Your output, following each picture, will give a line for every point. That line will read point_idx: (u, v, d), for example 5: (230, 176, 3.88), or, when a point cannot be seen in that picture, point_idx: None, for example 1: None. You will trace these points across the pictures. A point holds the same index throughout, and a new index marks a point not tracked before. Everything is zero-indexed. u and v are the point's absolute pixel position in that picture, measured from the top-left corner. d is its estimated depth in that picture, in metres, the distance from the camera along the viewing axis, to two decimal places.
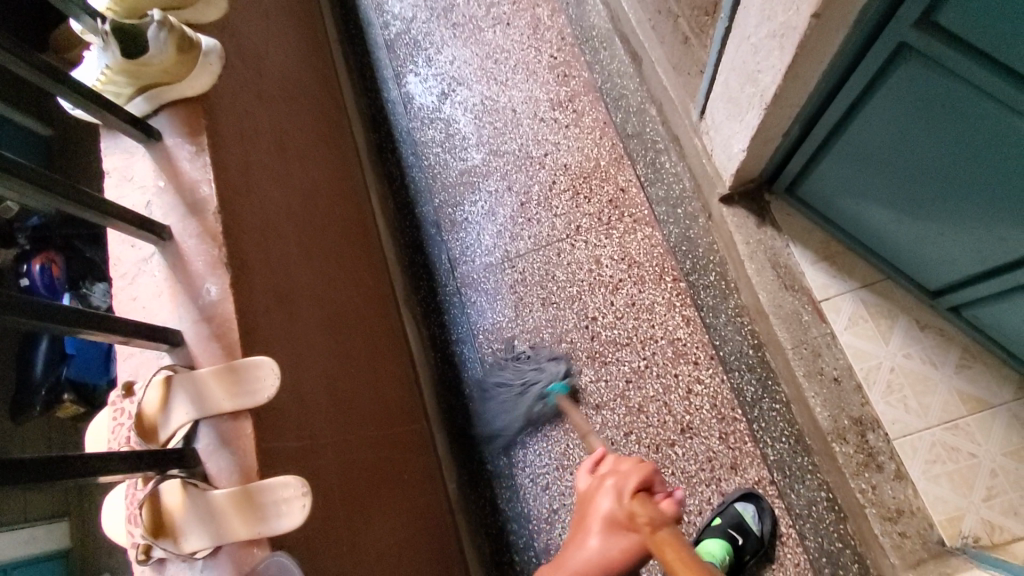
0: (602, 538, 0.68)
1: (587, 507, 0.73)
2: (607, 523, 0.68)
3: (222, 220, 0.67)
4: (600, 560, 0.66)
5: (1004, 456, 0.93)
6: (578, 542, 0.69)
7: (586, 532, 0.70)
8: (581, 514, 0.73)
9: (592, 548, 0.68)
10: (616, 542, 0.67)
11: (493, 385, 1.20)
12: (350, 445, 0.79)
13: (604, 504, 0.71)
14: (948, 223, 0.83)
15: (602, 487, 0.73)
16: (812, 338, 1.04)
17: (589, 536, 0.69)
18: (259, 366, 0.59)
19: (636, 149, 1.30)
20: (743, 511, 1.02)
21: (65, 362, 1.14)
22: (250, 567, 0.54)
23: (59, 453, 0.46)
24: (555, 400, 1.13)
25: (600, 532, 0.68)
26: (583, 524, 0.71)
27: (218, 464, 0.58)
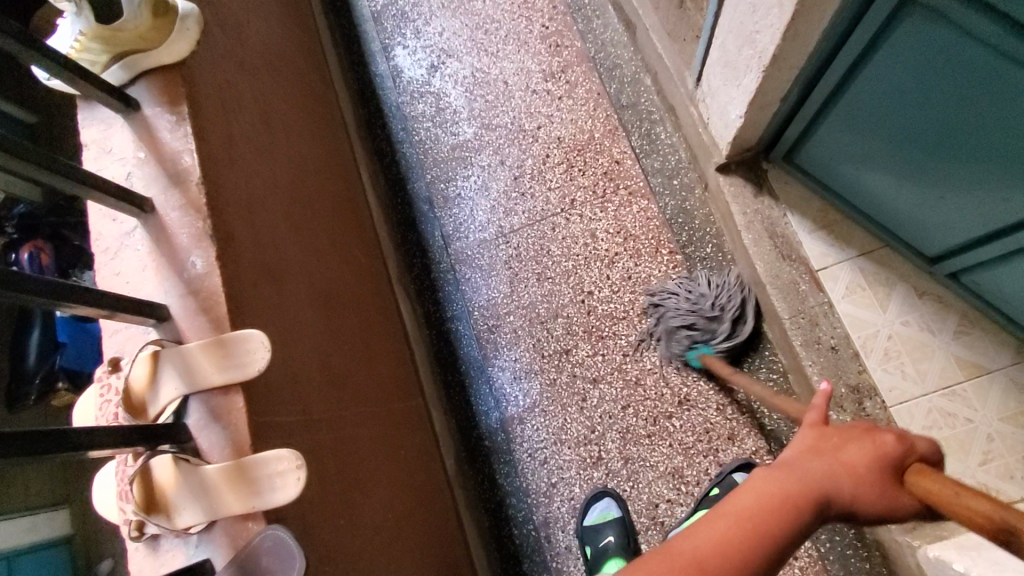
0: (871, 460, 0.55)
1: (852, 433, 0.59)
2: (879, 451, 0.56)
3: (205, 191, 0.65)
4: (851, 479, 0.55)
5: (1001, 421, 0.94)
6: (822, 454, 0.57)
7: (844, 454, 0.56)
8: (823, 437, 0.59)
9: (853, 462, 0.56)
10: (886, 475, 0.55)
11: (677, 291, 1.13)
12: (345, 421, 0.79)
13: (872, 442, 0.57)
14: (949, 186, 0.82)
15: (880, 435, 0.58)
16: (810, 307, 1.03)
17: (849, 454, 0.56)
18: (249, 339, 0.57)
19: (631, 120, 1.27)
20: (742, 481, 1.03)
21: (58, 352, 1.12)
22: (245, 541, 0.54)
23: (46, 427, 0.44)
24: (699, 360, 1.07)
25: (868, 454, 0.56)
26: (835, 445, 0.58)
27: (210, 439, 0.57)
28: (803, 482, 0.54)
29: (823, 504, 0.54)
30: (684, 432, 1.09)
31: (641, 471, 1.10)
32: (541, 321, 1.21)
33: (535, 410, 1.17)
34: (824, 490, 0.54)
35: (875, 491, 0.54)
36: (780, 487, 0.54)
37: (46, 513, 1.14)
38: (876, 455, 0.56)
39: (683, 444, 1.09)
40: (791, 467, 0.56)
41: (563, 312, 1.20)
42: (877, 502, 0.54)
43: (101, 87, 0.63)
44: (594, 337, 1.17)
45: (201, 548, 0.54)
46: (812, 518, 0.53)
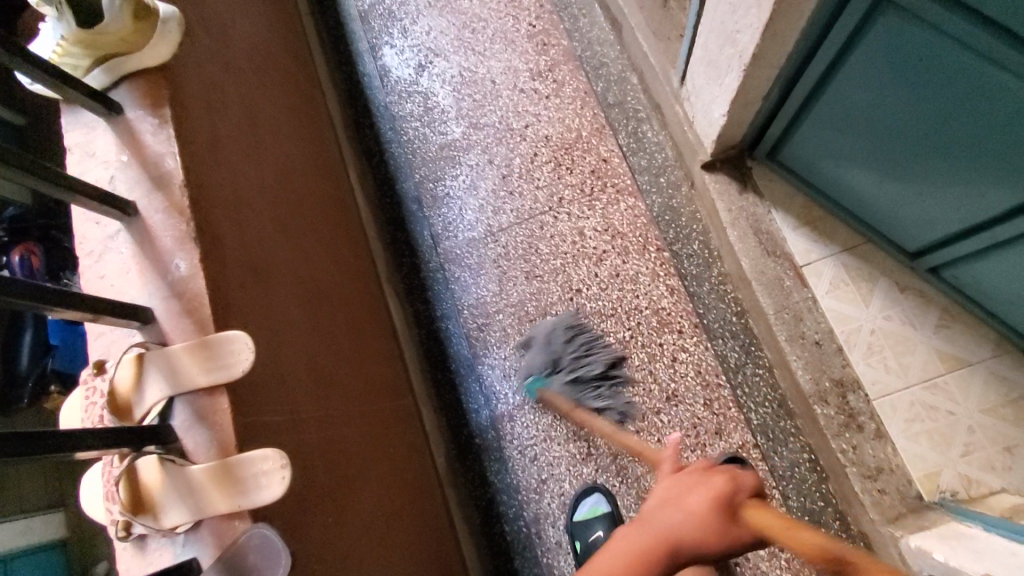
0: (708, 503, 0.59)
1: (698, 477, 0.63)
2: (716, 491, 0.60)
3: (189, 193, 0.65)
4: (694, 528, 0.58)
5: (981, 413, 0.95)
6: (670, 505, 0.61)
7: (687, 505, 0.60)
8: (675, 485, 0.64)
9: (693, 509, 0.59)
10: (723, 515, 0.58)
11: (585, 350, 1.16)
12: (333, 421, 0.79)
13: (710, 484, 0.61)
14: (929, 182, 0.83)
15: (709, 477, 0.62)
16: (794, 303, 1.04)
17: (690, 502, 0.60)
18: (233, 340, 0.58)
19: (618, 118, 1.28)
20: None
21: (50, 354, 1.13)
22: (232, 540, 0.54)
23: (32, 429, 0.45)
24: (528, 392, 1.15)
25: (707, 496, 0.59)
26: (682, 494, 0.62)
27: (196, 439, 0.58)
28: (653, 536, 0.60)
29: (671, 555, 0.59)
30: (673, 427, 1.10)
31: (630, 467, 1.11)
32: (530, 319, 1.22)
33: (525, 408, 1.18)
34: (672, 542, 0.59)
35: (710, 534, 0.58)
36: (637, 542, 0.60)
37: (44, 515, 1.15)
38: (712, 499, 0.59)
39: (673, 439, 1.09)
40: (646, 523, 0.61)
41: (551, 310, 1.21)
42: (717, 543, 0.58)
43: (83, 91, 0.64)
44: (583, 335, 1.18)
45: (189, 547, 0.55)
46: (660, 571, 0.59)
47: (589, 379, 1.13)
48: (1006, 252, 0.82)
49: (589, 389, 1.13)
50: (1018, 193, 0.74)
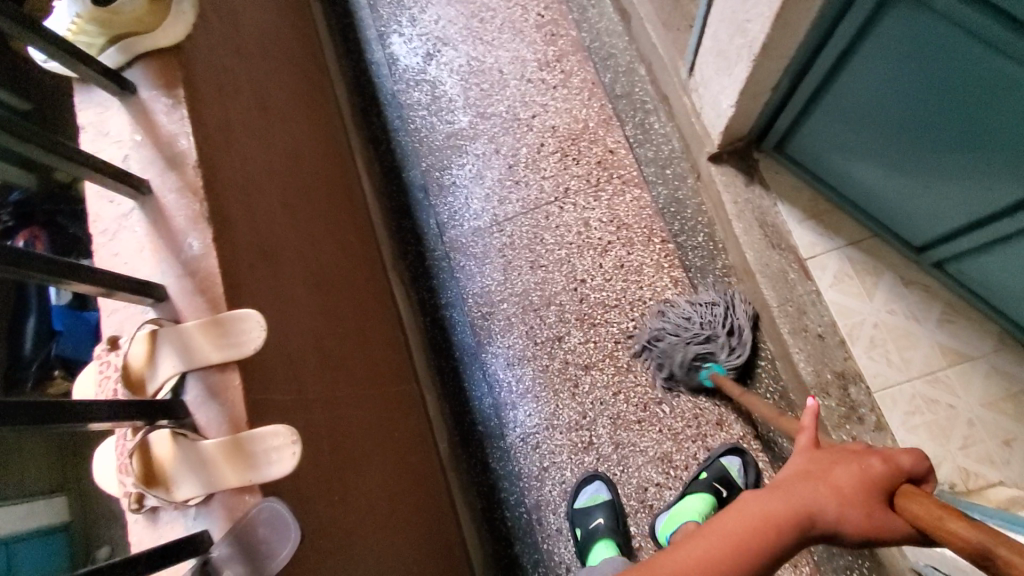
0: (857, 485, 0.54)
1: (844, 453, 0.58)
2: (867, 476, 0.55)
3: (202, 173, 0.66)
4: (837, 501, 0.54)
5: (982, 407, 0.95)
6: (816, 481, 0.56)
7: (836, 464, 0.57)
8: (815, 459, 0.59)
9: (841, 484, 0.55)
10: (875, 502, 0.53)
11: (706, 305, 1.12)
12: (339, 404, 0.80)
13: (868, 465, 0.55)
14: (936, 175, 0.83)
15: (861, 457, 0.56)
16: (798, 295, 1.04)
17: (835, 479, 0.55)
18: (246, 318, 0.59)
19: (625, 109, 1.29)
20: (729, 465, 1.08)
21: (54, 340, 1.12)
22: (242, 514, 0.55)
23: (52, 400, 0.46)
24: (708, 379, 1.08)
25: (856, 478, 0.55)
26: (823, 469, 0.57)
27: (208, 415, 0.58)
28: (792, 507, 0.55)
29: (810, 531, 0.54)
30: (672, 418, 1.13)
31: (631, 455, 1.13)
32: (535, 308, 1.23)
33: (528, 397, 1.19)
34: (810, 510, 0.55)
35: (855, 513, 0.53)
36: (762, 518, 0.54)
37: (44, 500, 1.10)
38: (860, 479, 0.54)
39: (672, 429, 1.13)
40: (783, 488, 0.56)
41: (556, 299, 1.23)
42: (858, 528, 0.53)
43: (97, 70, 0.64)
44: (587, 325, 1.20)
45: (199, 521, 0.56)
46: (797, 543, 0.54)
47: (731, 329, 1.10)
48: (1012, 245, 0.82)
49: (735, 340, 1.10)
50: (1020, 187, 0.74)
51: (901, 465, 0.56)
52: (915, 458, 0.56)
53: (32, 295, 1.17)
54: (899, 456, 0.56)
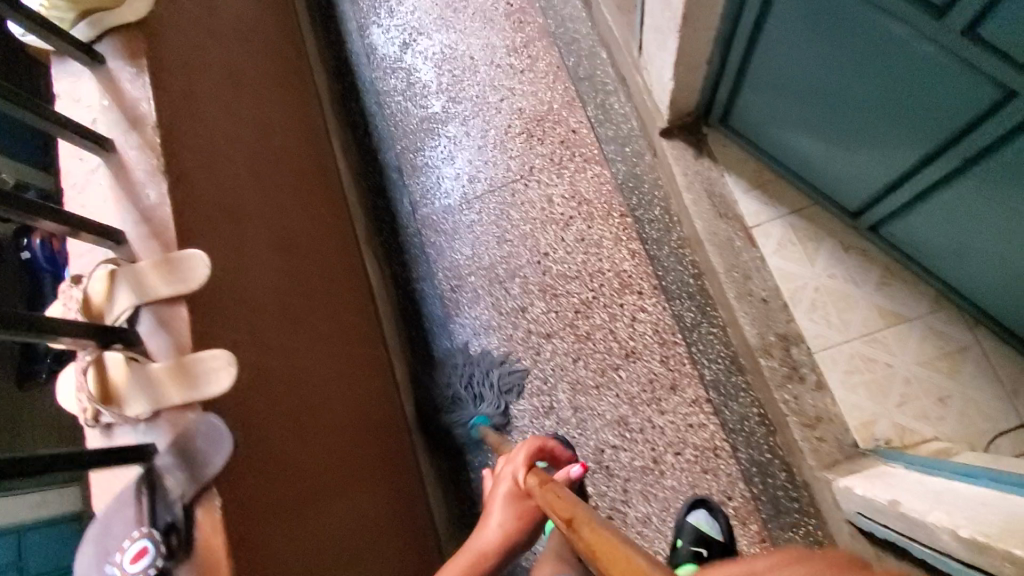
0: (504, 508, 0.75)
1: (499, 492, 0.77)
2: (507, 493, 0.76)
3: (160, 134, 0.73)
4: (499, 531, 0.73)
5: (918, 366, 0.99)
6: (483, 526, 0.74)
7: (492, 501, 0.77)
8: (488, 503, 0.77)
9: (495, 524, 0.74)
10: (516, 502, 0.75)
11: (452, 369, 1.26)
12: (298, 353, 0.86)
13: (506, 478, 0.78)
14: (855, 137, 0.89)
15: (505, 476, 0.79)
16: (743, 261, 1.09)
17: (493, 520, 0.74)
18: (192, 257, 0.66)
19: (587, 91, 1.34)
20: (699, 522, 1.04)
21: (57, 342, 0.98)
22: (183, 427, 0.61)
23: (26, 314, 0.53)
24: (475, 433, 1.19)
25: (501, 505, 0.75)
26: (488, 510, 0.76)
27: (158, 343, 0.65)
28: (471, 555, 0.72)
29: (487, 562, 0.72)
30: (630, 383, 1.17)
31: (589, 420, 1.18)
32: (500, 280, 1.29)
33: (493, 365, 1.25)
34: (482, 551, 0.72)
35: (509, 527, 0.73)
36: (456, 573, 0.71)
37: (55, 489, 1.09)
38: (504, 507, 0.75)
39: (628, 394, 1.17)
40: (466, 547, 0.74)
41: (520, 272, 1.28)
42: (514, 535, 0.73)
43: (71, 43, 0.72)
44: (548, 296, 1.25)
45: (148, 434, 0.62)
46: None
47: (466, 388, 1.23)
48: (929, 202, 0.87)
49: (478, 386, 1.23)
50: (920, 144, 0.81)
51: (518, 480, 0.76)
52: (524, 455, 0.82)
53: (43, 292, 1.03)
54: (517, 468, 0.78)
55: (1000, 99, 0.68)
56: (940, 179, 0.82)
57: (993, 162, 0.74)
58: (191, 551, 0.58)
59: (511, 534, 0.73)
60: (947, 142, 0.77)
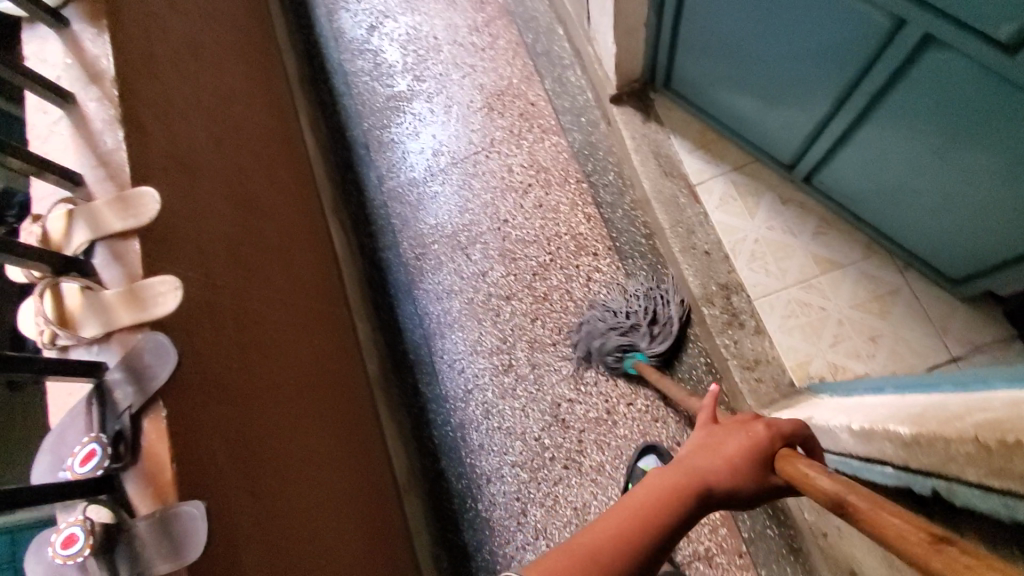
0: (742, 452, 0.57)
1: (740, 425, 0.60)
2: (753, 442, 0.57)
3: (117, 86, 0.79)
4: (723, 469, 0.56)
5: (851, 307, 1.04)
6: (706, 453, 0.58)
7: (722, 433, 0.60)
8: (715, 433, 0.61)
9: (725, 455, 0.57)
10: (755, 459, 0.56)
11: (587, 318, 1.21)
12: (249, 299, 0.90)
13: (754, 429, 0.58)
14: (785, 82, 0.96)
15: (755, 423, 0.59)
16: (687, 217, 1.14)
17: (722, 452, 0.58)
18: (144, 195, 0.71)
19: (545, 66, 1.40)
20: (646, 466, 1.10)
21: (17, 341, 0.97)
22: (131, 346, 0.66)
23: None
24: (629, 363, 1.13)
25: (742, 446, 0.57)
26: (720, 439, 0.59)
27: (111, 274, 0.70)
28: (681, 480, 0.57)
29: (705, 490, 0.56)
30: None
31: (546, 375, 1.22)
32: (462, 246, 1.34)
33: (455, 327, 1.30)
34: (698, 477, 0.57)
35: (737, 477, 0.56)
36: (666, 492, 0.56)
37: None
38: (748, 445, 0.57)
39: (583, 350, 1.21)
40: (679, 466, 0.58)
41: (481, 238, 1.33)
42: (729, 482, 0.56)
43: (38, 6, 0.77)
44: (508, 260, 1.30)
45: (100, 355, 0.67)
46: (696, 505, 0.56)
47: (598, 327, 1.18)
48: (854, 139, 0.94)
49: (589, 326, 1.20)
50: (835, 81, 0.88)
51: (786, 431, 0.58)
52: (799, 421, 0.59)
53: None
54: (787, 422, 0.59)
55: (892, 31, 0.75)
56: (857, 116, 0.90)
57: (896, 95, 0.82)
58: (138, 457, 0.63)
59: (742, 480, 0.56)
60: (859, 78, 0.85)
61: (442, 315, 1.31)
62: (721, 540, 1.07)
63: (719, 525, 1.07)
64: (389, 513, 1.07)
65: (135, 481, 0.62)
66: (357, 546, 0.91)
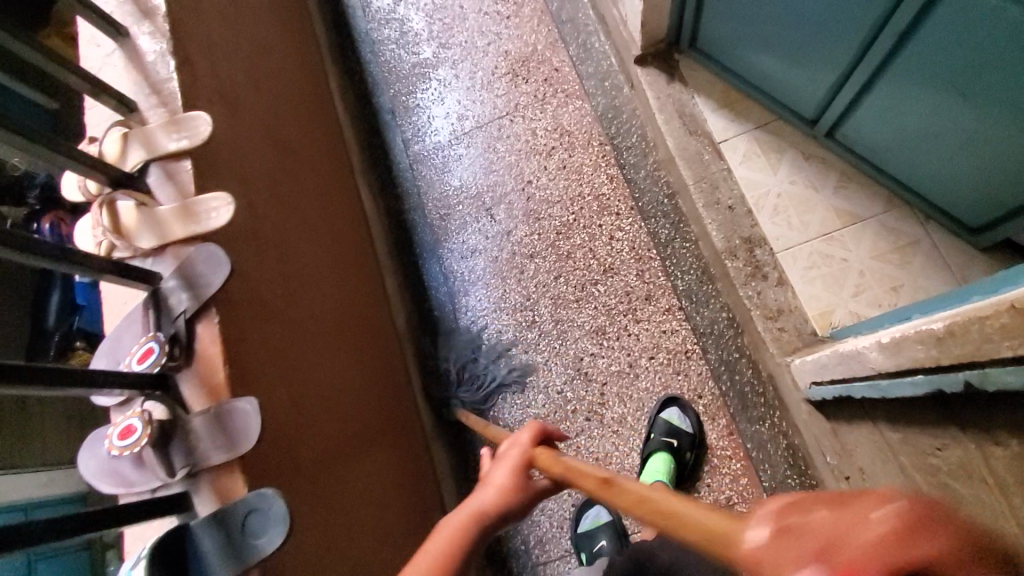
0: (507, 477, 0.62)
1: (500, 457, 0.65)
2: (512, 464, 0.63)
3: (168, 22, 0.82)
4: (495, 500, 0.61)
5: (872, 259, 1.07)
6: (480, 489, 0.63)
7: (493, 465, 0.65)
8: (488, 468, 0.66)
9: (496, 488, 0.62)
10: (518, 476, 0.63)
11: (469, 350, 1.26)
12: (291, 235, 0.93)
13: (510, 454, 0.65)
14: (810, 35, 0.98)
15: (510, 447, 0.66)
16: (712, 173, 1.17)
17: (492, 485, 0.62)
18: (197, 118, 0.73)
19: (570, 33, 1.43)
20: (669, 417, 1.11)
21: (76, 313, 1.16)
22: (184, 258, 0.68)
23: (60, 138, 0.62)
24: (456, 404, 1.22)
25: (507, 471, 0.63)
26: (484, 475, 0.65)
27: (165, 193, 0.73)
28: (461, 522, 0.59)
29: (481, 526, 0.60)
30: (607, 296, 1.22)
31: (569, 330, 1.23)
32: (486, 207, 1.37)
33: (479, 285, 1.32)
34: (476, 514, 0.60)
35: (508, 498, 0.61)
36: (450, 542, 0.57)
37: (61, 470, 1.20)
38: (513, 468, 0.63)
39: (606, 305, 1.22)
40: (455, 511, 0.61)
41: (506, 198, 1.36)
42: (503, 506, 0.61)
43: None
44: (532, 219, 1.32)
45: (155, 266, 0.70)
46: (477, 545, 0.59)
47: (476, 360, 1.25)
48: (878, 88, 0.96)
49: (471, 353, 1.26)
50: (858, 31, 0.90)
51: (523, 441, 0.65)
52: (531, 429, 0.67)
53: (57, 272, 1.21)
54: (522, 437, 0.66)
55: None
56: (878, 67, 0.92)
57: (918, 40, 0.84)
58: (191, 359, 0.65)
59: (511, 499, 0.61)
60: (880, 27, 0.87)
61: (466, 273, 1.33)
62: (742, 490, 1.07)
63: (740, 475, 1.08)
64: (416, 458, 1.09)
65: (191, 380, 0.64)
66: (386, 479, 0.92)
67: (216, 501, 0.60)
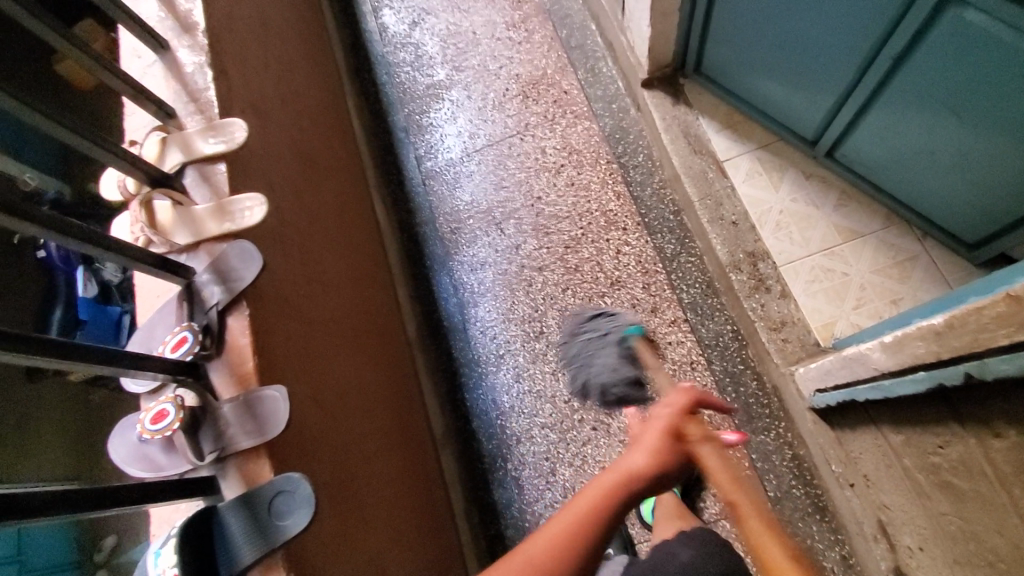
0: (660, 440, 0.62)
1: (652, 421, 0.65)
2: (663, 428, 0.63)
3: (206, 35, 0.87)
4: (649, 460, 0.60)
5: (873, 273, 1.10)
6: (629, 451, 0.62)
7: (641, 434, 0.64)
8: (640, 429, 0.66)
9: (648, 450, 0.61)
10: (669, 442, 0.62)
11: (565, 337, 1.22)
12: (314, 240, 0.97)
13: (661, 417, 0.65)
14: (810, 58, 1.03)
15: (659, 411, 0.66)
16: (716, 191, 1.21)
17: (642, 447, 0.62)
18: (233, 125, 0.78)
19: (578, 58, 1.50)
20: None
21: (79, 328, 1.20)
22: (217, 253, 0.72)
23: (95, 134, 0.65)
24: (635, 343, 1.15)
25: (658, 434, 0.63)
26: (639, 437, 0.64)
27: (199, 193, 0.77)
28: (608, 481, 0.58)
29: (632, 492, 0.58)
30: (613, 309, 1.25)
31: None
32: (496, 222, 1.41)
33: (488, 296, 1.35)
34: (628, 474, 0.59)
35: (661, 461, 0.61)
36: (592, 498, 0.56)
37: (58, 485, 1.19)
38: (660, 434, 0.63)
39: None
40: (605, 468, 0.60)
41: (515, 214, 1.40)
42: (654, 468, 0.60)
43: None
44: (541, 234, 1.36)
45: (189, 261, 0.73)
46: (624, 510, 0.58)
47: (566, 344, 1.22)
48: (876, 107, 1.01)
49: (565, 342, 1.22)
50: (856, 53, 0.95)
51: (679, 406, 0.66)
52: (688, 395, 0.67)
53: (60, 287, 1.24)
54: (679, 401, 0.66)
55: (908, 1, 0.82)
56: (876, 87, 0.97)
57: (914, 60, 0.89)
58: (221, 349, 0.68)
59: (664, 467, 0.61)
60: (877, 49, 0.92)
61: (477, 285, 1.36)
62: None
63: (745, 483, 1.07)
64: (425, 463, 1.10)
65: (220, 369, 0.67)
66: (398, 479, 0.93)
67: (242, 486, 0.62)
